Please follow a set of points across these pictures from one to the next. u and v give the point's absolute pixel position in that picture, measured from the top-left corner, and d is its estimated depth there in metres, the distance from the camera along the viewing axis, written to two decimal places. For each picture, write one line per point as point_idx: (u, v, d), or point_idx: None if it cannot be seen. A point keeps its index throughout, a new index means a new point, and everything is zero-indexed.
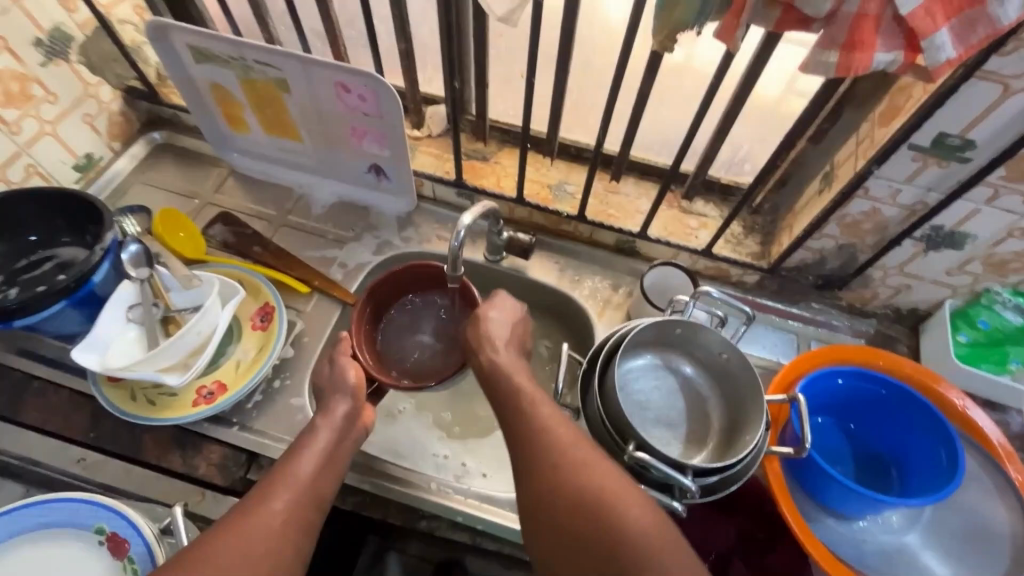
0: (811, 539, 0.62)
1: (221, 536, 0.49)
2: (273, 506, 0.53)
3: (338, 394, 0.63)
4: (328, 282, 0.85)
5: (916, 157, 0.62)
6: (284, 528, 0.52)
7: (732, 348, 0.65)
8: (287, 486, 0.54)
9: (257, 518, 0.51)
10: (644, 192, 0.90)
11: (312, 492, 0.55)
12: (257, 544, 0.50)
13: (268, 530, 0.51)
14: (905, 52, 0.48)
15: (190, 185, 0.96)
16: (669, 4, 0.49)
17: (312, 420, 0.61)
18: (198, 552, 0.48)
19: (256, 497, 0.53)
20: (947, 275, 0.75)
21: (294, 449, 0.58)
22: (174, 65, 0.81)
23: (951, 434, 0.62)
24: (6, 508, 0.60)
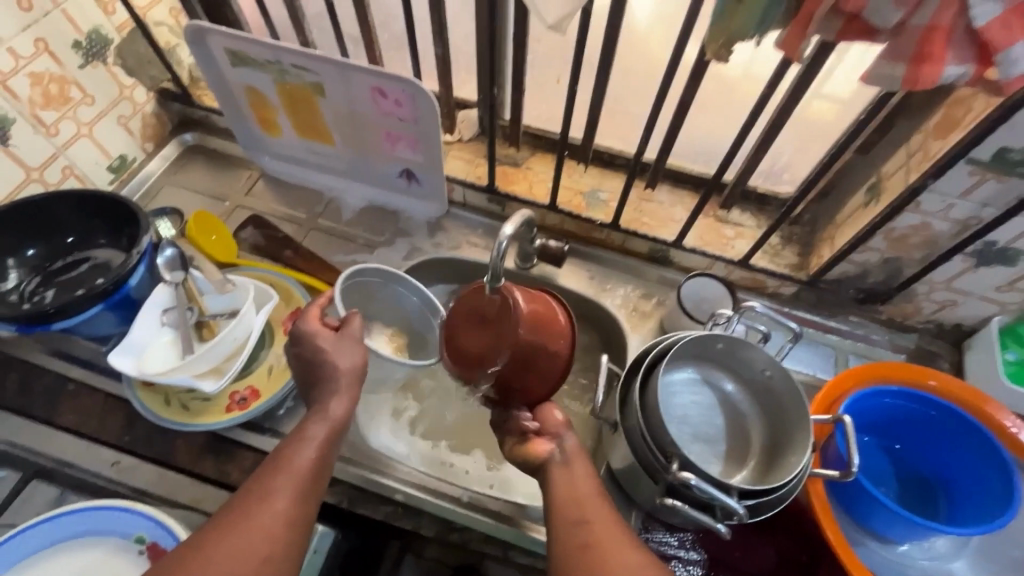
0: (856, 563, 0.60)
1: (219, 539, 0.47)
2: (270, 510, 0.50)
3: (337, 394, 0.60)
4: None
5: (974, 172, 0.60)
6: (285, 532, 0.49)
7: (776, 365, 0.64)
8: (288, 486, 0.51)
9: (258, 523, 0.48)
10: (679, 201, 0.89)
11: (309, 488, 0.53)
12: (255, 551, 0.47)
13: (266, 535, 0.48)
14: (976, 65, 0.46)
15: (220, 188, 0.96)
16: (729, 13, 0.48)
17: (304, 421, 0.58)
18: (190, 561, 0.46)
19: (254, 496, 0.50)
20: (997, 292, 0.72)
21: (289, 446, 0.55)
22: (209, 67, 0.81)
23: (1006, 461, 0.60)
24: (52, 513, 0.61)
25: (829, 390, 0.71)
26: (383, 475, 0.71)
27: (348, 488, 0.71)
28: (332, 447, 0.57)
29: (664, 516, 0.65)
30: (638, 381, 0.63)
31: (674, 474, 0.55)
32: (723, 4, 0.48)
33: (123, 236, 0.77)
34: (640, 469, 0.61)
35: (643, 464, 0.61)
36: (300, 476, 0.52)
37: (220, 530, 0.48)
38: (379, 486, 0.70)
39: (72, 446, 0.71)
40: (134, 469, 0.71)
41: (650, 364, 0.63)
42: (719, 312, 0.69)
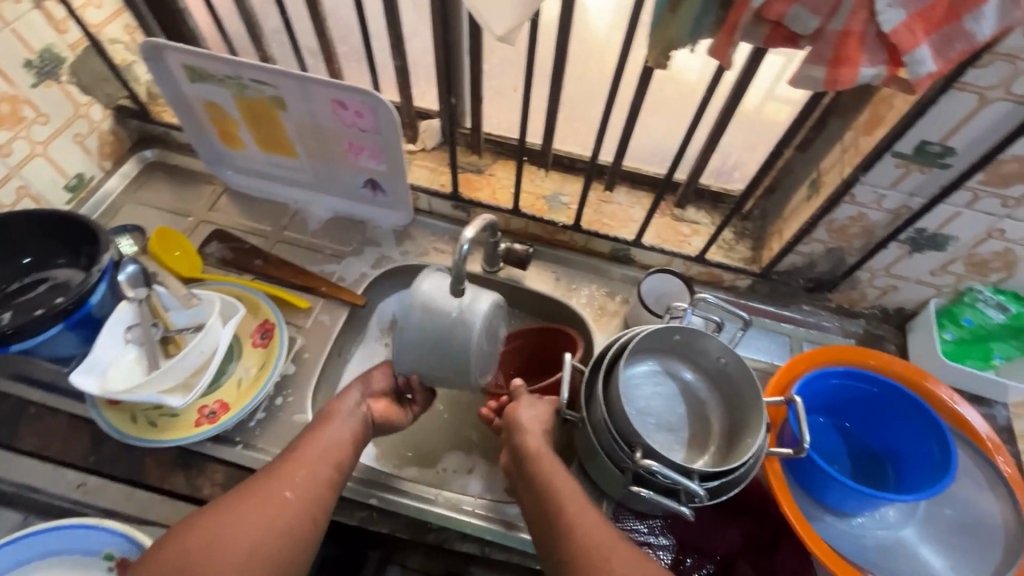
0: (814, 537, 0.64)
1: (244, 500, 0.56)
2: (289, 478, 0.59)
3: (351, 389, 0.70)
4: (335, 286, 0.86)
5: (899, 165, 0.65)
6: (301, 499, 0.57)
7: (730, 353, 0.67)
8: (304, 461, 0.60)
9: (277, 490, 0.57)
10: (637, 201, 0.92)
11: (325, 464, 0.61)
12: (271, 513, 0.55)
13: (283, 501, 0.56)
14: (888, 66, 0.50)
15: (184, 203, 0.96)
16: (664, 22, 0.51)
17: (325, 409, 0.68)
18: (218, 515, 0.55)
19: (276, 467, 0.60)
20: (931, 275, 0.77)
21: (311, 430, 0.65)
22: (167, 84, 0.81)
23: (944, 432, 0.64)
24: (13, 536, 0.60)
25: (782, 376, 0.74)
26: (357, 481, 0.71)
27: None
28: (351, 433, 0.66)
29: (632, 504, 0.67)
30: (601, 374, 0.65)
31: (637, 460, 0.58)
32: (659, 15, 0.51)
33: (83, 254, 0.76)
34: (606, 458, 0.63)
35: (608, 453, 0.63)
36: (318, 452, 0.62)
37: (228, 513, 0.54)
38: (354, 492, 0.71)
39: (36, 470, 0.70)
40: (101, 490, 0.70)
41: (611, 357, 0.66)
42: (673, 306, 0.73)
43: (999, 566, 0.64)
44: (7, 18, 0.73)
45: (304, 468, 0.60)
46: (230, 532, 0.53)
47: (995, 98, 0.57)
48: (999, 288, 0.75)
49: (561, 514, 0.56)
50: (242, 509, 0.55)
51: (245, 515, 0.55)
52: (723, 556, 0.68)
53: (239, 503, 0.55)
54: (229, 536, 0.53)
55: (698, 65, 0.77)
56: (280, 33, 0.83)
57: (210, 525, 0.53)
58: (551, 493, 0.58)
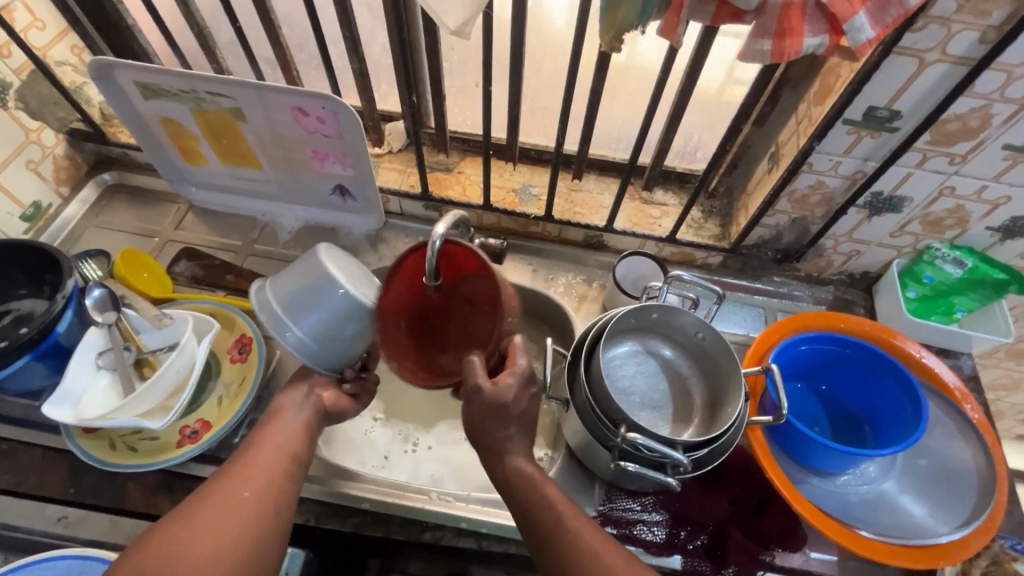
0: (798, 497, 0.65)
1: (211, 485, 0.55)
2: (253, 464, 0.57)
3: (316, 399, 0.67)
4: None
5: (851, 131, 0.67)
6: (268, 475, 0.57)
7: (706, 327, 0.68)
8: (265, 445, 0.60)
9: (240, 472, 0.56)
10: (606, 187, 0.94)
11: (287, 449, 0.61)
12: (239, 490, 0.55)
13: (250, 480, 0.56)
14: (829, 35, 0.52)
15: (148, 224, 0.94)
16: (613, 8, 0.52)
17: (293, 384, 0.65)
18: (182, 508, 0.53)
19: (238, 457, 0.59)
20: (891, 237, 0.80)
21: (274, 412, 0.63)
22: (120, 102, 0.79)
23: (914, 384, 0.67)
24: None
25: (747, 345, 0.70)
26: (349, 487, 0.71)
27: (315, 505, 0.71)
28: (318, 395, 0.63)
29: (623, 483, 0.69)
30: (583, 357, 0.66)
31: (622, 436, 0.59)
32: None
33: (46, 284, 0.74)
34: (595, 439, 0.64)
35: (596, 435, 0.64)
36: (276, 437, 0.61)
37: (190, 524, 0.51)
38: (346, 500, 0.70)
39: (13, 508, 0.68)
40: (84, 521, 0.68)
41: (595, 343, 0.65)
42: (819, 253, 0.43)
43: (973, 507, 0.67)
44: None
45: (264, 450, 0.59)
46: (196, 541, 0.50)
47: (932, 61, 0.59)
48: (954, 244, 0.78)
49: (551, 511, 0.55)
50: (203, 514, 0.52)
51: (206, 524, 0.51)
52: (716, 526, 0.69)
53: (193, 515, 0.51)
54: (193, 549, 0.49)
55: (653, 49, 0.78)
56: (234, 44, 0.83)
57: (165, 553, 0.49)
58: (550, 519, 0.55)
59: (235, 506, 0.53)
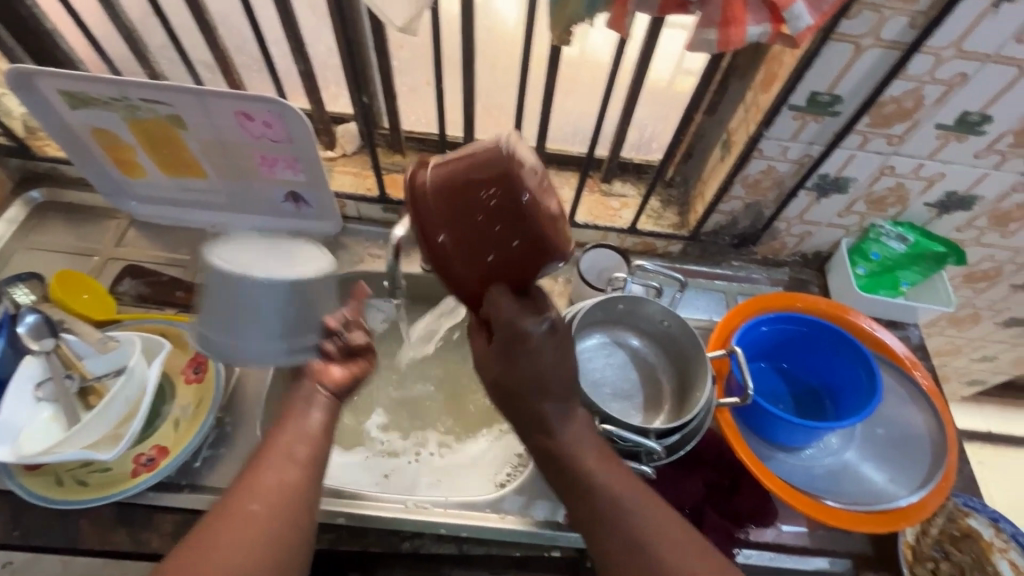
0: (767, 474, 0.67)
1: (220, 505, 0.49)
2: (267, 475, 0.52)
3: None
4: None
5: (797, 116, 0.69)
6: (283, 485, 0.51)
7: (671, 314, 0.70)
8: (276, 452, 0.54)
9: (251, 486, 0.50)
10: (565, 182, 0.94)
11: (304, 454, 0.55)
12: (249, 507, 0.49)
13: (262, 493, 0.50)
14: (771, 24, 0.53)
15: (85, 243, 0.88)
16: (560, 2, 0.52)
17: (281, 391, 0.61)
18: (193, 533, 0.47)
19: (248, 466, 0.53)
20: (839, 217, 0.83)
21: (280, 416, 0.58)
22: (44, 113, 0.74)
23: (868, 357, 0.70)
24: None
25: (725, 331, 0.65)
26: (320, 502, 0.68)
27: None
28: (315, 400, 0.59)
29: None
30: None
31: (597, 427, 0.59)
32: None
33: None
34: None
35: None
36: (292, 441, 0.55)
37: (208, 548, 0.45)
38: (318, 516, 0.68)
39: None
40: (32, 564, 0.64)
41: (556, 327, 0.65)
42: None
43: (929, 469, 0.71)
44: None
45: (274, 456, 0.53)
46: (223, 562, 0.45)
47: (868, 46, 0.62)
48: (896, 221, 0.82)
49: None
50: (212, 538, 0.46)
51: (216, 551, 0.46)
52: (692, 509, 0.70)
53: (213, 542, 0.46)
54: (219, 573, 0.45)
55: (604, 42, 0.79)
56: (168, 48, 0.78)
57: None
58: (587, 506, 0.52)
59: (251, 528, 0.48)
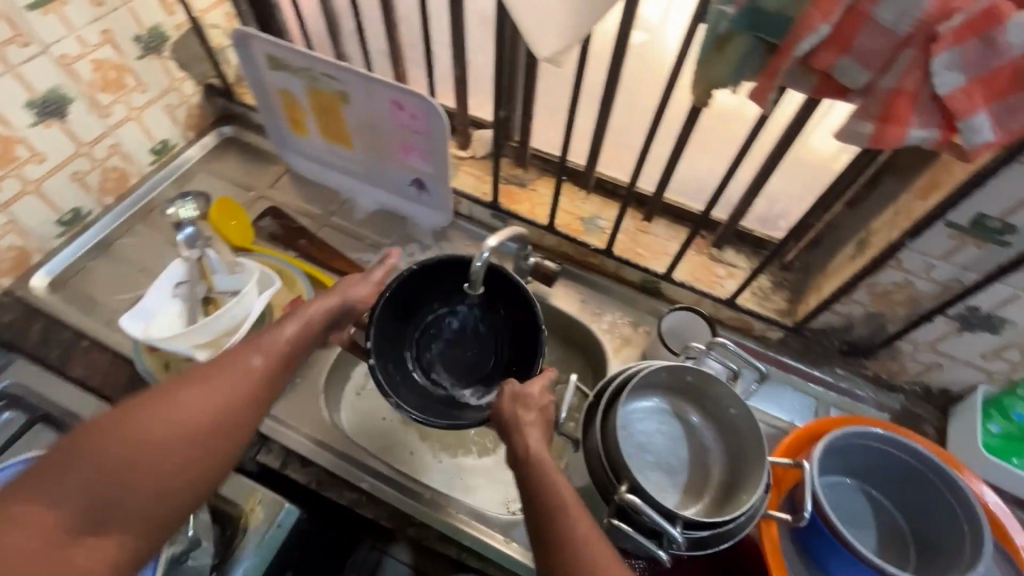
0: None
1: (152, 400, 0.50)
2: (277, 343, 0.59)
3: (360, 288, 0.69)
4: None
5: (953, 237, 0.61)
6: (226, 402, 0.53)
7: (740, 403, 0.66)
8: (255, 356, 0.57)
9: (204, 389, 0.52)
10: (749, 263, 0.88)
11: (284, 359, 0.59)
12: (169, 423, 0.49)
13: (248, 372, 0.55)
14: (941, 130, 0.47)
15: (249, 179, 1.04)
16: (709, 61, 0.51)
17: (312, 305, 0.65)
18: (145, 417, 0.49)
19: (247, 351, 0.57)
20: (982, 359, 0.72)
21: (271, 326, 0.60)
22: (267, 112, 0.96)
23: (979, 520, 0.60)
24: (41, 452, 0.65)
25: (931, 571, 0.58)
26: (348, 463, 0.74)
27: (322, 471, 0.74)
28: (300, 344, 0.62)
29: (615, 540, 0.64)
30: (611, 389, 0.67)
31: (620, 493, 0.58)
32: (705, 52, 0.51)
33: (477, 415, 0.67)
34: (595, 488, 0.63)
35: (597, 485, 0.63)
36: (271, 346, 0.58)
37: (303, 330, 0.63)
38: (342, 475, 0.74)
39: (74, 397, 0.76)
40: None
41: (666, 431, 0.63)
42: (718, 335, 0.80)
43: None
44: (163, 53, 0.91)
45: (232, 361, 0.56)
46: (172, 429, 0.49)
47: None
48: None
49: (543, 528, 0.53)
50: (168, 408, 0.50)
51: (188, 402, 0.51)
52: None
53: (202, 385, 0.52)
54: (180, 423, 0.50)
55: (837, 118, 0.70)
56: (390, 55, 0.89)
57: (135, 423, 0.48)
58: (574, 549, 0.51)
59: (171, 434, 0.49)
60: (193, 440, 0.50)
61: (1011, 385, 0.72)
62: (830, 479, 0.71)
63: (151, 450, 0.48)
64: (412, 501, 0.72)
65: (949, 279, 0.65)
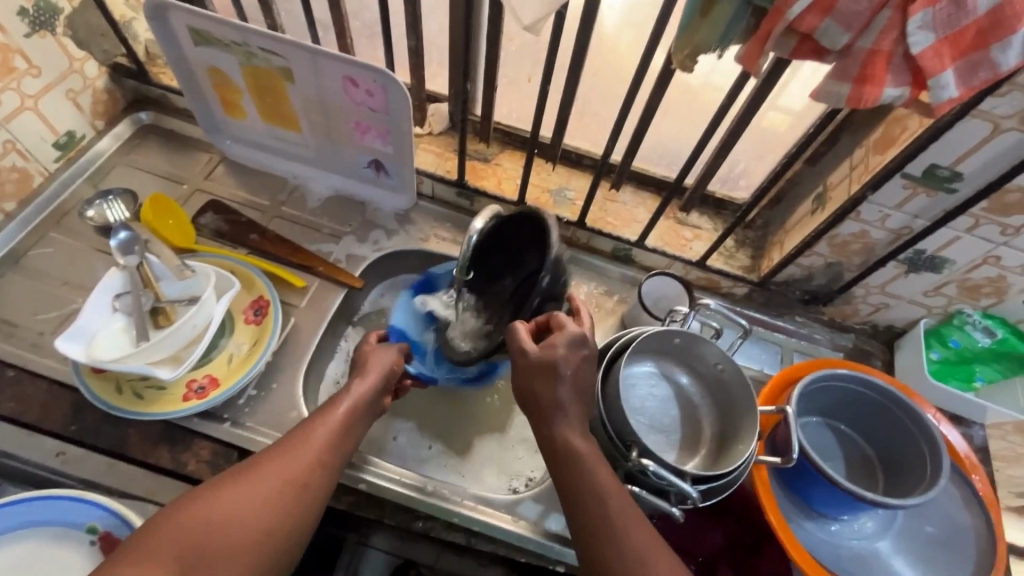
0: (787, 532, 0.67)
1: (233, 477, 0.52)
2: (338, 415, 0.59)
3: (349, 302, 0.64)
4: (331, 267, 0.85)
5: (907, 186, 0.66)
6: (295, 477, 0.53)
7: (728, 360, 0.69)
8: (323, 427, 0.58)
9: (280, 460, 0.54)
10: (713, 224, 0.91)
11: (342, 437, 0.58)
12: (248, 499, 0.50)
13: (320, 440, 0.56)
14: (911, 88, 0.50)
15: (177, 170, 0.93)
16: (693, 25, 0.51)
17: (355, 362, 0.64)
18: (220, 491, 0.50)
19: (316, 419, 0.58)
20: (924, 296, 0.79)
21: (333, 400, 0.61)
22: (194, 94, 0.86)
23: (937, 440, 0.67)
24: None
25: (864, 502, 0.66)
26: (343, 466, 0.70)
27: None
28: (366, 412, 0.62)
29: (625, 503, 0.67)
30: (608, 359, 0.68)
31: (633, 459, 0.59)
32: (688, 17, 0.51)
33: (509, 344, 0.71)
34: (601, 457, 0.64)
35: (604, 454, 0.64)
36: (335, 418, 0.59)
37: (363, 396, 0.62)
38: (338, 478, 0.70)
39: (9, 436, 0.67)
40: (80, 461, 0.67)
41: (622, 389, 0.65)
42: (694, 295, 0.82)
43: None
44: (56, 29, 0.78)
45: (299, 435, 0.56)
46: (242, 505, 0.50)
47: (1008, 129, 0.58)
48: (987, 313, 0.77)
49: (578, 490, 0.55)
50: (245, 484, 0.51)
51: (265, 477, 0.52)
52: (706, 558, 0.72)
53: (262, 469, 0.52)
54: (252, 498, 0.50)
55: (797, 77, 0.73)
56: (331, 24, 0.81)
57: (200, 509, 0.49)
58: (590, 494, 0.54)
59: (247, 510, 0.50)
60: (262, 518, 0.50)
61: (948, 316, 0.80)
62: (805, 420, 0.77)
63: (222, 523, 0.49)
64: (414, 495, 0.70)
65: (901, 227, 0.71)
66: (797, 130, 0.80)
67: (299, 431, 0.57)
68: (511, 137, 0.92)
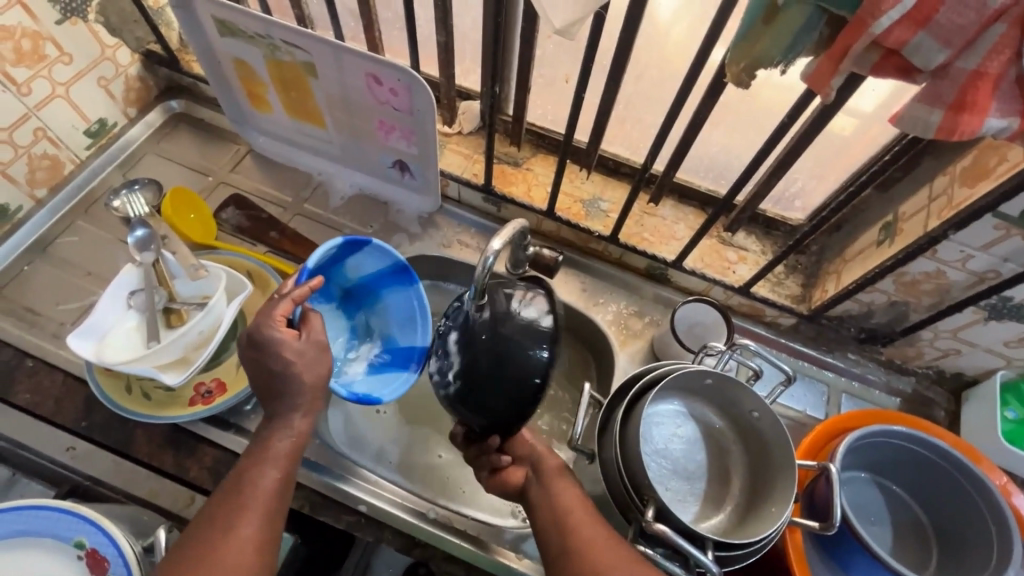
0: None
1: None
2: (263, 484, 0.53)
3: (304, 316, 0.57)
4: None
5: (999, 227, 0.56)
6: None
7: (765, 408, 0.61)
8: (253, 509, 0.51)
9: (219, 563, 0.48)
10: (761, 246, 0.83)
11: (275, 509, 0.53)
12: None
13: (251, 524, 0.50)
14: (1021, 119, 0.41)
15: (205, 161, 0.91)
16: (754, 35, 0.44)
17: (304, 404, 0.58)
18: None
19: (237, 497, 0.52)
20: (1005, 347, 0.69)
21: (249, 464, 0.54)
22: (221, 86, 0.84)
23: (1006, 517, 0.58)
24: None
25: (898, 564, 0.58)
26: (345, 484, 0.68)
27: (312, 493, 0.68)
28: (295, 463, 0.56)
29: None
30: (629, 397, 0.62)
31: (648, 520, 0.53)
32: (749, 26, 0.44)
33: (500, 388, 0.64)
34: (613, 505, 0.59)
35: (618, 503, 0.59)
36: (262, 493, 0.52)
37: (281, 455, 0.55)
38: (338, 497, 0.68)
39: (26, 427, 0.67)
40: (90, 457, 0.67)
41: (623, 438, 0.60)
42: (734, 327, 0.75)
43: None
44: (89, 16, 0.77)
45: (228, 521, 0.50)
46: None
47: None
48: None
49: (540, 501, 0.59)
50: None
51: None
52: None
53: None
54: None
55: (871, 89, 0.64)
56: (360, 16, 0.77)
57: None
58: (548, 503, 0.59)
59: None
60: None
61: None
62: (850, 475, 0.69)
63: None
64: (415, 522, 0.67)
65: (986, 270, 0.61)
66: (868, 150, 0.70)
67: (225, 517, 0.50)
68: (544, 142, 0.86)
